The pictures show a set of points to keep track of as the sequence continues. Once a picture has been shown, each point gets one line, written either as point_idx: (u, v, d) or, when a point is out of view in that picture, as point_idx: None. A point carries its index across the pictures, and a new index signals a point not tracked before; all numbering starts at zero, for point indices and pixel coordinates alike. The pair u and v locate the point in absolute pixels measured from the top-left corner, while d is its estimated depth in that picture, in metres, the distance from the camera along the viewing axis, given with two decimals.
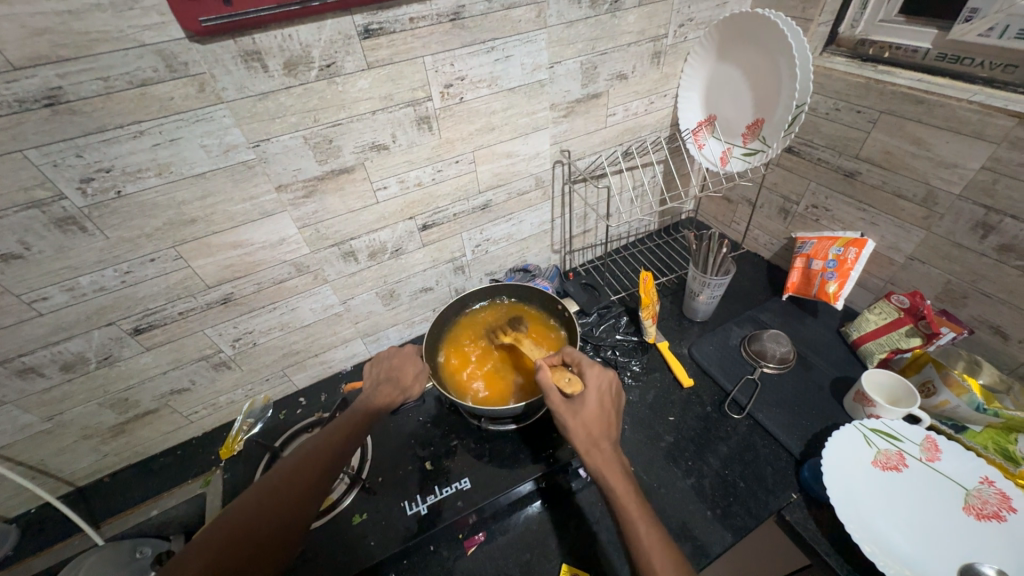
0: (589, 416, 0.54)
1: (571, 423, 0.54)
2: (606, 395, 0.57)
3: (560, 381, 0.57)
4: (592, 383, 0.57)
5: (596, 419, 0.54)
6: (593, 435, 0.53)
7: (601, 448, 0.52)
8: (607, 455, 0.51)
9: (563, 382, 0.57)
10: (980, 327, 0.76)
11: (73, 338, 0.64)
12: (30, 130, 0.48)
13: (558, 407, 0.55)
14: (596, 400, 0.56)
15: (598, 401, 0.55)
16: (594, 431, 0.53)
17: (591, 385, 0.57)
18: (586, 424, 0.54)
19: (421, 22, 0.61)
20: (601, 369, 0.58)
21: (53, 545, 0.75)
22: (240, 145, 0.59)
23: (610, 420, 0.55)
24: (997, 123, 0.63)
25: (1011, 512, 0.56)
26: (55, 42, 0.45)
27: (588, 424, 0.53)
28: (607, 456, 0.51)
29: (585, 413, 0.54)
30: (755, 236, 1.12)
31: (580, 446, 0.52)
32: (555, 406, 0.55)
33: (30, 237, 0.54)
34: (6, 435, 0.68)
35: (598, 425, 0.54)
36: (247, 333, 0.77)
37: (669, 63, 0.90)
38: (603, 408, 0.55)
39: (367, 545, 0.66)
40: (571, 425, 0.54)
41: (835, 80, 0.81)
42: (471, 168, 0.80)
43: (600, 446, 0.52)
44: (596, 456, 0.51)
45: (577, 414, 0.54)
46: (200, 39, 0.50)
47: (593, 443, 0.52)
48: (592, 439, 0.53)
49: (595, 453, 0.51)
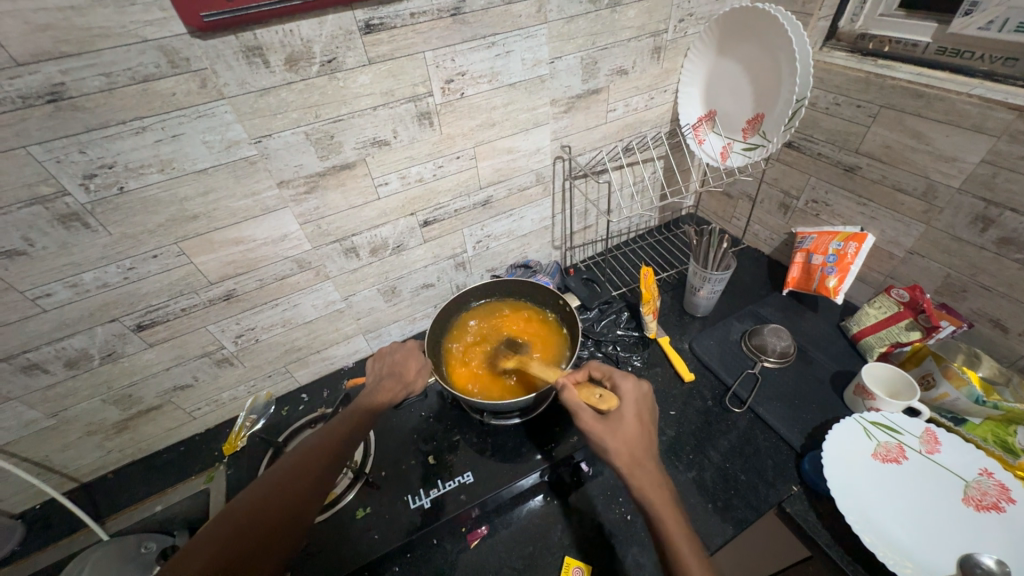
0: (630, 434, 0.52)
1: (612, 442, 0.51)
2: (642, 409, 0.55)
3: (592, 399, 0.56)
4: (630, 398, 0.55)
5: (637, 438, 0.52)
6: (635, 456, 0.51)
7: (646, 472, 0.50)
8: (653, 479, 0.50)
9: (596, 399, 0.55)
10: (980, 320, 0.76)
11: (76, 335, 0.64)
12: (33, 126, 0.48)
13: (594, 426, 0.52)
14: (635, 416, 0.54)
15: (636, 417, 0.54)
16: (637, 452, 0.51)
17: (629, 400, 0.55)
18: (627, 444, 0.51)
19: (422, 18, 0.61)
20: (637, 383, 0.57)
21: (59, 541, 0.76)
22: (242, 141, 0.59)
23: (649, 436, 0.54)
24: (998, 116, 0.63)
25: (1010, 503, 0.57)
26: (57, 37, 0.45)
27: (629, 442, 0.51)
28: (652, 480, 0.49)
29: (626, 432, 0.52)
30: (755, 231, 1.12)
31: (624, 469, 0.50)
32: (591, 425, 0.53)
33: (34, 233, 0.54)
34: (11, 431, 0.68)
35: (640, 444, 0.52)
36: (249, 329, 0.77)
37: (670, 58, 0.90)
38: (643, 424, 0.54)
39: (370, 539, 0.66)
40: (612, 446, 0.51)
41: (835, 75, 0.81)
42: (472, 163, 0.80)
43: (645, 469, 0.50)
44: (642, 480, 0.49)
45: (617, 432, 0.52)
46: (201, 35, 0.50)
47: (636, 463, 0.50)
48: (635, 459, 0.51)
49: (639, 476, 0.49)
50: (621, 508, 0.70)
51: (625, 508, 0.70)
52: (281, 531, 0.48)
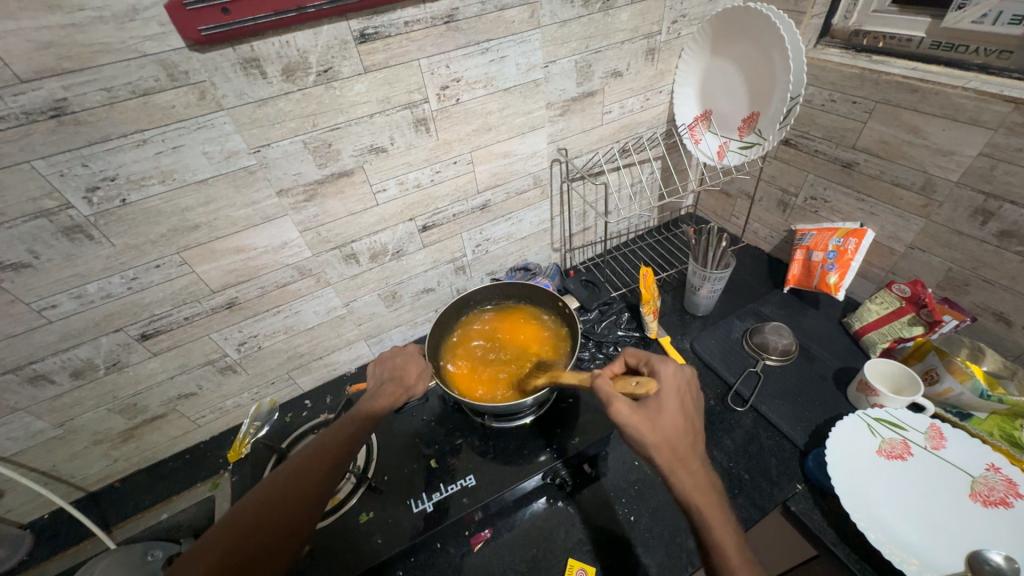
0: (670, 426, 0.51)
1: (651, 435, 0.50)
2: (682, 399, 0.54)
3: (627, 387, 0.56)
4: (669, 386, 0.55)
5: (677, 430, 0.51)
6: (676, 450, 0.50)
7: (686, 468, 0.49)
8: (694, 474, 0.49)
9: (632, 387, 0.56)
10: (983, 314, 0.76)
11: (81, 345, 0.65)
12: (37, 141, 0.49)
13: (632, 417, 0.51)
14: (676, 406, 0.53)
15: (677, 408, 0.52)
16: (678, 446, 0.50)
17: (669, 388, 0.54)
18: (668, 436, 0.50)
19: (416, 26, 0.62)
20: (677, 370, 0.56)
21: (67, 550, 0.77)
22: (241, 151, 0.60)
23: (690, 429, 0.52)
24: (994, 109, 0.63)
25: (1018, 499, 0.56)
26: (59, 54, 0.46)
27: (670, 435, 0.50)
28: (693, 474, 0.49)
29: (666, 424, 0.51)
30: (755, 229, 1.12)
31: (663, 463, 0.49)
32: (629, 416, 0.51)
33: (39, 246, 0.55)
34: (19, 442, 0.69)
35: (680, 437, 0.50)
36: (252, 336, 0.78)
37: (664, 59, 0.90)
38: (683, 415, 0.53)
39: (374, 543, 0.66)
40: (651, 439, 0.50)
41: (830, 72, 0.81)
42: (469, 168, 0.81)
43: (685, 465, 0.49)
44: (682, 474, 0.48)
45: (657, 424, 0.51)
46: (200, 48, 0.52)
47: (676, 458, 0.49)
48: (675, 453, 0.49)
49: (680, 472, 0.49)
50: (624, 508, 0.71)
51: (628, 510, 0.71)
52: (281, 539, 0.48)
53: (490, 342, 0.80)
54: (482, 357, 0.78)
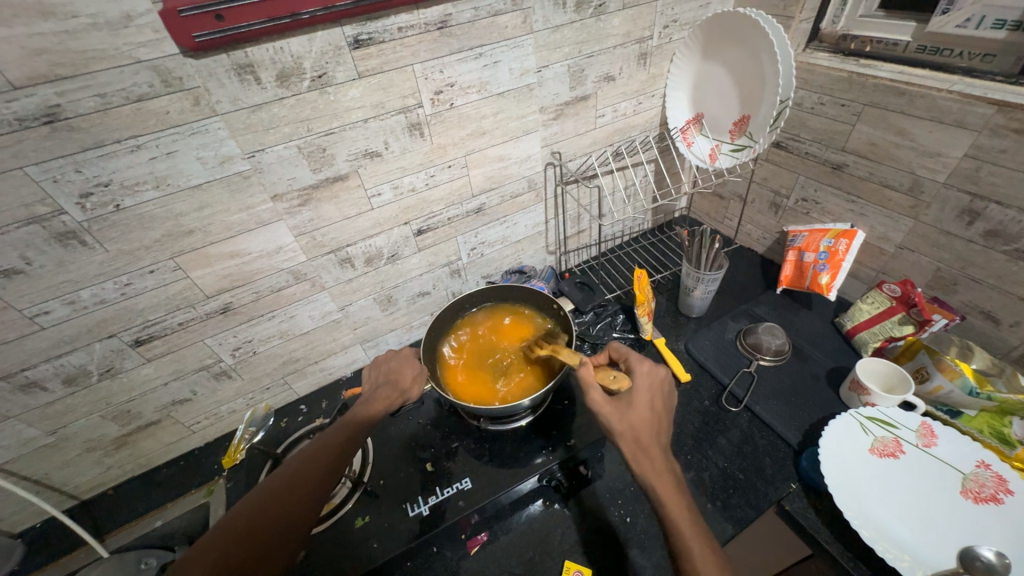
0: (637, 418, 0.54)
1: (618, 425, 0.54)
2: (654, 395, 0.57)
3: (605, 379, 0.60)
4: (641, 381, 0.58)
5: (644, 422, 0.54)
6: (639, 438, 0.53)
7: (650, 457, 0.51)
8: (656, 462, 0.51)
9: (609, 379, 0.59)
10: (972, 313, 0.77)
11: (74, 351, 0.64)
12: (30, 147, 0.49)
13: (601, 405, 0.56)
14: (645, 400, 0.56)
15: (645, 400, 0.56)
16: (642, 436, 0.53)
17: (640, 382, 0.58)
18: (633, 427, 0.54)
19: (410, 32, 0.63)
20: (652, 369, 0.60)
21: (58, 559, 0.76)
22: (235, 156, 0.60)
23: (659, 423, 0.55)
24: (978, 111, 0.65)
25: (1008, 495, 0.57)
26: (52, 61, 0.46)
27: (635, 426, 0.54)
28: (654, 460, 0.51)
29: (632, 414, 0.55)
30: (747, 231, 1.13)
31: (627, 451, 0.52)
32: (599, 406, 0.56)
33: (32, 252, 0.55)
34: (10, 450, 0.68)
35: (646, 429, 0.54)
36: (247, 341, 0.78)
37: (656, 64, 0.91)
38: (653, 410, 0.56)
39: (370, 547, 0.66)
40: (618, 428, 0.54)
41: (818, 75, 0.82)
42: (464, 172, 0.81)
43: (649, 454, 0.52)
44: (643, 460, 0.51)
45: (623, 414, 0.55)
46: (193, 54, 0.52)
47: (640, 447, 0.52)
48: (639, 443, 0.53)
49: (642, 458, 0.52)
50: (620, 509, 0.71)
51: (623, 511, 0.71)
52: (281, 538, 0.49)
53: (484, 343, 0.80)
54: (479, 359, 0.78)
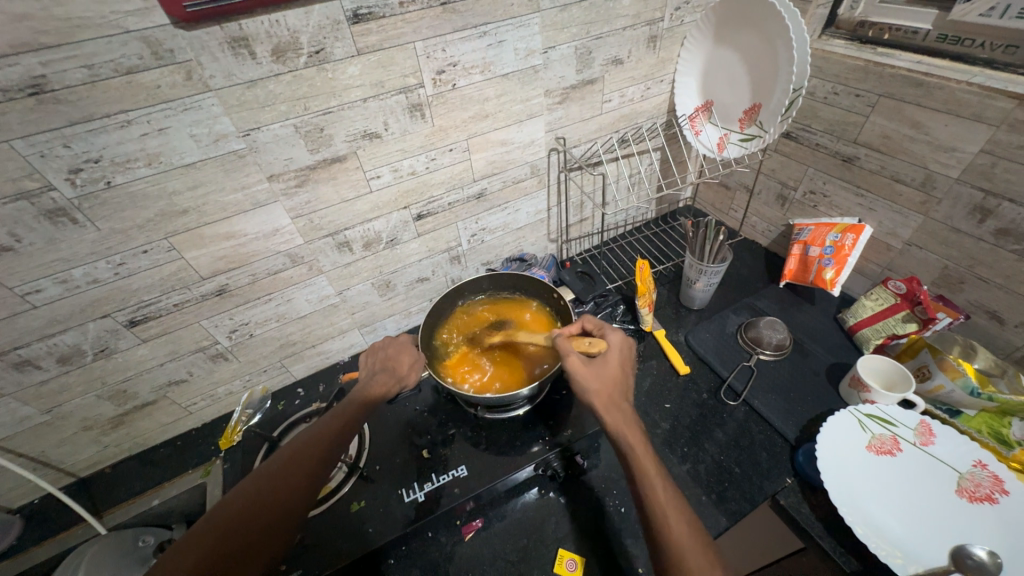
0: (611, 377, 0.57)
1: (593, 382, 0.56)
2: (625, 360, 0.60)
3: (582, 346, 0.61)
4: (616, 348, 0.60)
5: (616, 382, 0.57)
6: (613, 395, 0.55)
7: (620, 410, 0.54)
8: (626, 415, 0.54)
9: (586, 345, 0.61)
10: (977, 312, 0.76)
11: (68, 330, 0.64)
12: (15, 120, 0.47)
13: (580, 368, 0.57)
14: (619, 363, 0.59)
15: (620, 364, 0.59)
16: (614, 393, 0.56)
17: (614, 349, 0.60)
18: (608, 384, 0.56)
19: (411, 7, 0.60)
20: (624, 337, 0.62)
21: (57, 535, 0.76)
22: (230, 134, 0.58)
23: (627, 385, 0.58)
24: (998, 105, 0.62)
25: (1003, 495, 0.57)
26: (35, 28, 0.44)
27: (609, 384, 0.56)
28: (625, 417, 0.54)
29: (608, 375, 0.57)
30: (753, 223, 1.12)
31: (600, 405, 0.55)
32: (578, 367, 0.57)
33: (21, 229, 0.53)
34: (6, 427, 0.68)
35: (618, 387, 0.57)
36: (243, 324, 0.77)
37: (666, 48, 0.88)
38: (624, 372, 0.59)
39: (366, 532, 0.66)
40: (593, 385, 0.56)
41: (834, 63, 0.80)
42: (465, 156, 0.79)
43: (619, 408, 0.55)
44: (616, 417, 0.54)
45: (601, 374, 0.57)
46: (185, 26, 0.50)
47: (611, 402, 0.55)
48: (610, 398, 0.55)
49: (614, 413, 0.54)
50: (615, 499, 0.71)
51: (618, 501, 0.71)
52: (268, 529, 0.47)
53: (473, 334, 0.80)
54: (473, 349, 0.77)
